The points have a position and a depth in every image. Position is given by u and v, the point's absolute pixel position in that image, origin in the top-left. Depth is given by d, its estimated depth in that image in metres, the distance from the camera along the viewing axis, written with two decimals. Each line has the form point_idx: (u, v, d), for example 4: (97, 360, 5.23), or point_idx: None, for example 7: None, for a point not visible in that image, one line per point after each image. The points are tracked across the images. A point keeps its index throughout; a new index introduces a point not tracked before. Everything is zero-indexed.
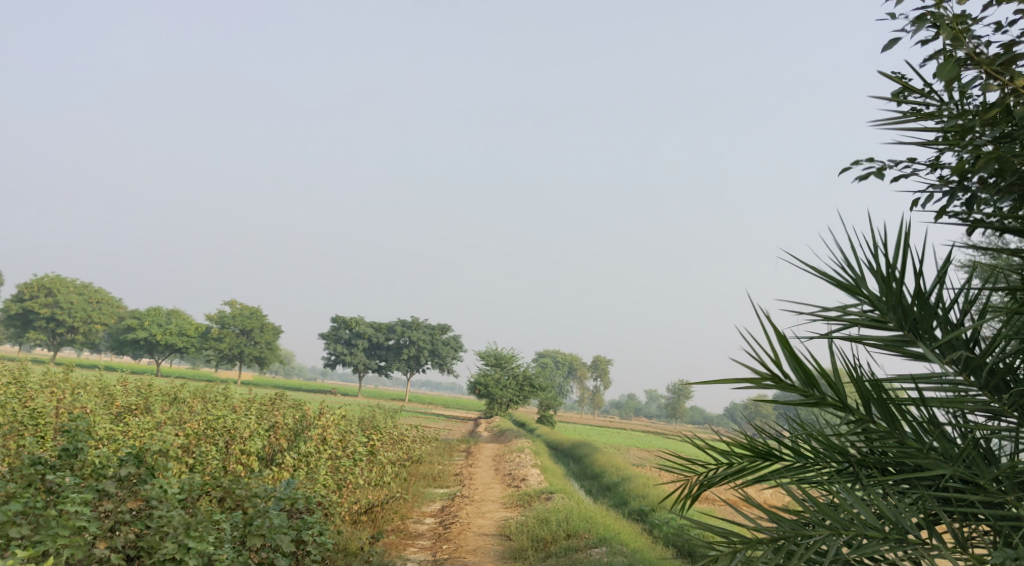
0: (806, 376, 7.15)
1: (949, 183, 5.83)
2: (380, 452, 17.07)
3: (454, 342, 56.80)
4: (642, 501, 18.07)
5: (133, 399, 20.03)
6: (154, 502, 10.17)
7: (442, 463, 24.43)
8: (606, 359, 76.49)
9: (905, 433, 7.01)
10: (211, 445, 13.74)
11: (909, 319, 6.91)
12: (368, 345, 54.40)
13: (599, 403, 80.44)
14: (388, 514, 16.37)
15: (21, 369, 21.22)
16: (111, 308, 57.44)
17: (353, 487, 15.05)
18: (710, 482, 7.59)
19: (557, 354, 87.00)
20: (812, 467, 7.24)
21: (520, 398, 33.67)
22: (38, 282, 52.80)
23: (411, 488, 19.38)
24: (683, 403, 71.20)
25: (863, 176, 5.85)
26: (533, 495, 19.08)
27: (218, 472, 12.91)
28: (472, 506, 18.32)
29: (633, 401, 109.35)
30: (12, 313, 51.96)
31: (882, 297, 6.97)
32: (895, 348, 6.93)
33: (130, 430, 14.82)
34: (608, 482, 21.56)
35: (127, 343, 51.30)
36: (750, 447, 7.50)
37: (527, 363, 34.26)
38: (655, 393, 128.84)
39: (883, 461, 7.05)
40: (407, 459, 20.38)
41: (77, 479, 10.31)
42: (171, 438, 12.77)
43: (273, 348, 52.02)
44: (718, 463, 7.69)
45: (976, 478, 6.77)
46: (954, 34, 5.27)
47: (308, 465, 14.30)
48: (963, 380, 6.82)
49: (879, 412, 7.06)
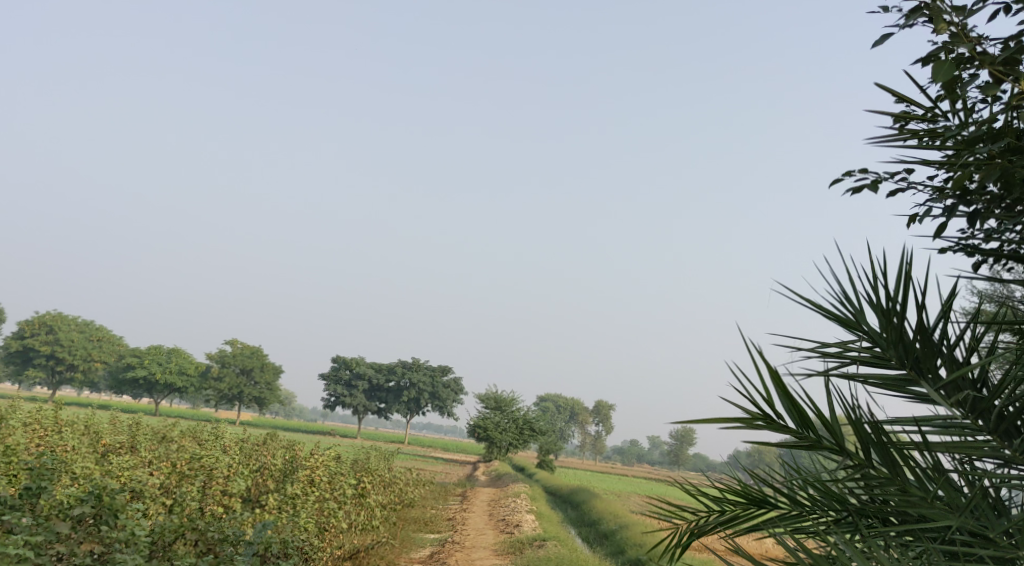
0: (800, 417, 6.60)
1: (950, 200, 5.28)
2: (370, 494, 16.32)
3: (455, 385, 55.93)
4: (639, 550, 17.37)
5: (120, 438, 19.34)
6: (114, 546, 9.40)
7: (436, 507, 23.68)
8: (608, 404, 75.72)
9: (908, 481, 6.43)
10: (191, 485, 12.98)
11: (912, 357, 6.34)
12: (368, 387, 53.68)
13: (602, 449, 79.48)
14: (374, 560, 15.75)
15: (9, 406, 20.54)
16: (112, 346, 56.58)
17: (337, 531, 14.34)
18: (701, 531, 6.97)
19: (560, 399, 86.22)
20: (809, 516, 6.67)
21: (520, 441, 32.86)
22: (39, 319, 52.28)
23: (400, 533, 18.67)
24: (686, 450, 70.29)
25: (854, 188, 5.31)
26: (525, 542, 18.37)
27: (196, 514, 11.95)
28: (463, 552, 17.62)
29: (636, 447, 108.33)
30: (11, 350, 51.23)
31: (882, 331, 6.43)
32: (896, 388, 6.37)
33: (110, 468, 14.12)
34: (606, 529, 20.83)
35: (127, 381, 50.49)
36: (743, 493, 6.93)
37: (527, 408, 33.58)
38: (658, 439, 127.25)
39: (884, 511, 6.47)
40: (398, 503, 19.71)
41: (35, 519, 9.53)
42: (147, 478, 12.07)
43: (272, 389, 51.29)
44: (711, 510, 7.07)
45: (984, 530, 6.18)
46: (951, 27, 4.73)
47: (295, 505, 13.53)
48: (970, 423, 6.24)
49: (880, 457, 6.50)
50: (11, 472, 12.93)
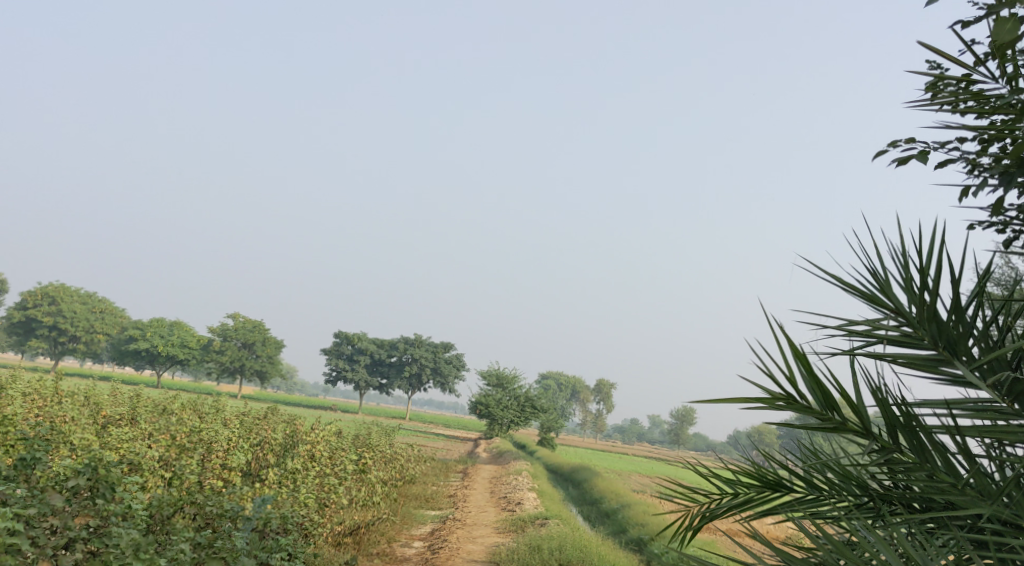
0: (824, 396, 6.26)
1: (1007, 165, 4.96)
2: (371, 469, 16.04)
3: (457, 361, 55.61)
4: (641, 530, 17.11)
5: (120, 410, 19.05)
6: (110, 519, 9.04)
7: (437, 484, 23.45)
8: (610, 382, 75.42)
9: (937, 466, 6.12)
10: (189, 459, 12.68)
11: (945, 337, 6.00)
12: (369, 362, 53.43)
13: (603, 427, 79.24)
14: (374, 536, 15.43)
15: (9, 375, 20.27)
16: (114, 318, 56.19)
17: (338, 507, 13.99)
18: (712, 514, 6.64)
19: (561, 376, 86.03)
20: (827, 500, 6.37)
21: (521, 419, 32.57)
22: (42, 290, 51.94)
23: (400, 509, 18.40)
24: (687, 430, 70.10)
25: (902, 159, 5.01)
26: (527, 521, 18.08)
27: (196, 488, 11.66)
28: (464, 530, 17.34)
29: (637, 428, 108.35)
30: (14, 321, 50.95)
31: (914, 310, 6.09)
32: (926, 368, 6.04)
33: (108, 439, 13.87)
34: (607, 507, 20.58)
35: (129, 353, 50.19)
36: (757, 475, 6.58)
37: (530, 385, 33.27)
38: (658, 418, 126.95)
39: (909, 496, 6.18)
40: (399, 479, 19.44)
41: (29, 490, 9.22)
42: (142, 451, 11.71)
43: (275, 362, 50.97)
44: (723, 493, 6.73)
45: (1017, 519, 5.87)
46: None
47: (296, 480, 13.27)
48: (1006, 407, 5.91)
49: (907, 440, 6.18)
50: (7, 442, 12.64)
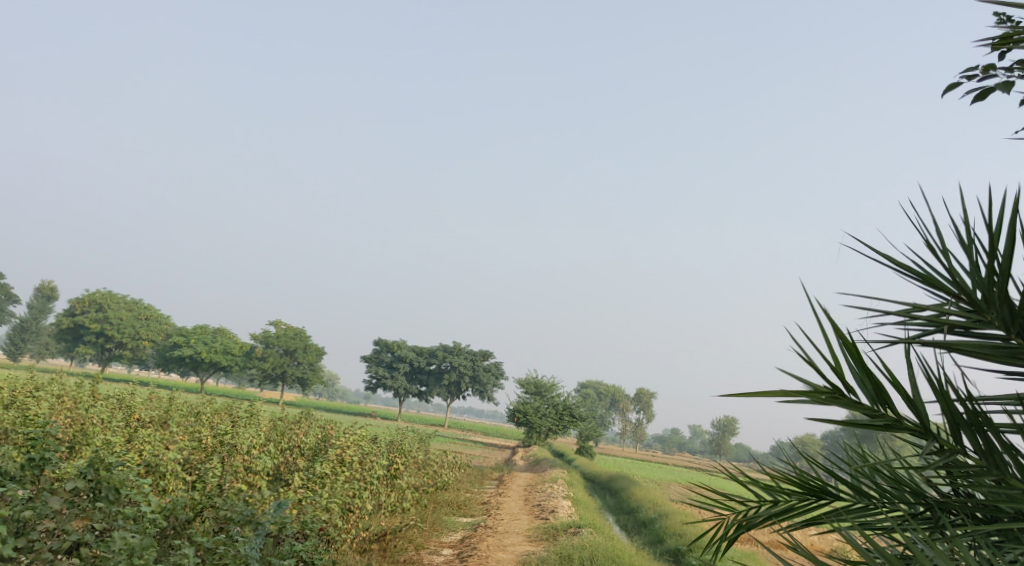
0: (875, 389, 5.51)
1: None
2: (402, 474, 15.44)
3: (496, 369, 54.62)
4: (679, 540, 16.30)
5: (151, 413, 18.44)
6: (118, 522, 8.26)
7: (473, 492, 22.77)
8: (650, 391, 74.08)
9: (1008, 471, 5.29)
10: (216, 462, 12.01)
11: (1017, 321, 5.25)
12: (409, 370, 52.88)
13: (643, 437, 77.90)
14: (400, 544, 14.64)
15: (45, 376, 19.80)
16: (160, 325, 56.01)
17: (363, 513, 13.31)
18: (749, 523, 5.86)
19: (601, 385, 85.14)
20: (876, 509, 5.54)
21: (559, 427, 31.68)
22: (89, 298, 52.01)
23: (430, 516, 17.67)
24: (729, 440, 68.79)
25: None
26: (559, 529, 17.29)
27: (217, 492, 11.01)
28: (495, 537, 16.58)
29: (677, 438, 107.22)
30: (62, 327, 51.03)
31: (982, 290, 5.33)
32: (994, 357, 5.28)
33: (134, 441, 13.21)
34: (644, 516, 19.78)
35: (172, 360, 50.03)
36: (800, 481, 5.76)
37: (568, 393, 32.50)
38: (699, 429, 125.85)
39: (972, 506, 5.37)
40: (430, 485, 18.74)
41: (35, 491, 8.51)
42: (164, 455, 11.00)
43: (316, 370, 50.56)
44: (762, 500, 5.96)
45: None
46: None
47: (322, 483, 12.57)
48: None
49: (973, 439, 5.35)
50: (28, 442, 12.07)
